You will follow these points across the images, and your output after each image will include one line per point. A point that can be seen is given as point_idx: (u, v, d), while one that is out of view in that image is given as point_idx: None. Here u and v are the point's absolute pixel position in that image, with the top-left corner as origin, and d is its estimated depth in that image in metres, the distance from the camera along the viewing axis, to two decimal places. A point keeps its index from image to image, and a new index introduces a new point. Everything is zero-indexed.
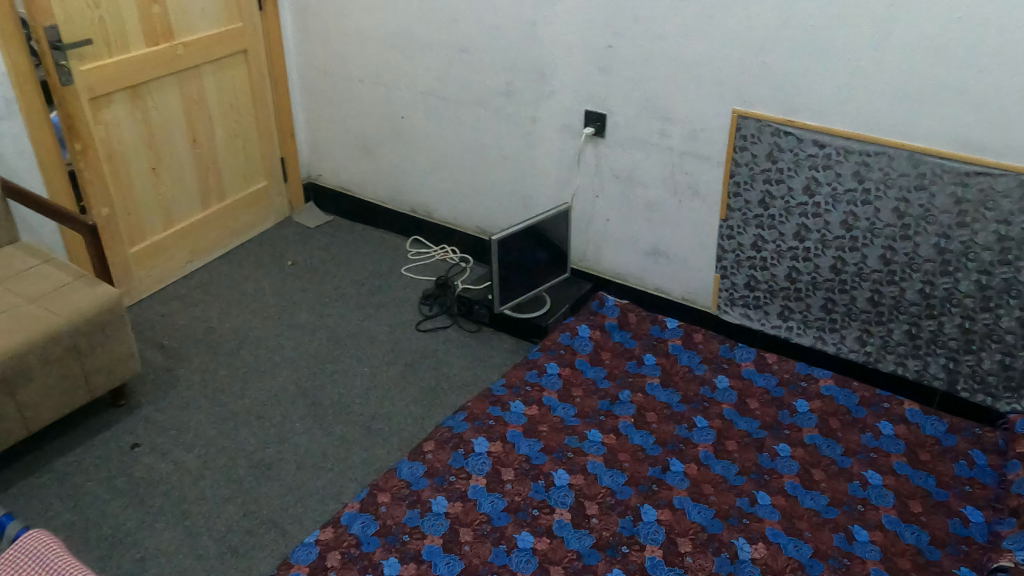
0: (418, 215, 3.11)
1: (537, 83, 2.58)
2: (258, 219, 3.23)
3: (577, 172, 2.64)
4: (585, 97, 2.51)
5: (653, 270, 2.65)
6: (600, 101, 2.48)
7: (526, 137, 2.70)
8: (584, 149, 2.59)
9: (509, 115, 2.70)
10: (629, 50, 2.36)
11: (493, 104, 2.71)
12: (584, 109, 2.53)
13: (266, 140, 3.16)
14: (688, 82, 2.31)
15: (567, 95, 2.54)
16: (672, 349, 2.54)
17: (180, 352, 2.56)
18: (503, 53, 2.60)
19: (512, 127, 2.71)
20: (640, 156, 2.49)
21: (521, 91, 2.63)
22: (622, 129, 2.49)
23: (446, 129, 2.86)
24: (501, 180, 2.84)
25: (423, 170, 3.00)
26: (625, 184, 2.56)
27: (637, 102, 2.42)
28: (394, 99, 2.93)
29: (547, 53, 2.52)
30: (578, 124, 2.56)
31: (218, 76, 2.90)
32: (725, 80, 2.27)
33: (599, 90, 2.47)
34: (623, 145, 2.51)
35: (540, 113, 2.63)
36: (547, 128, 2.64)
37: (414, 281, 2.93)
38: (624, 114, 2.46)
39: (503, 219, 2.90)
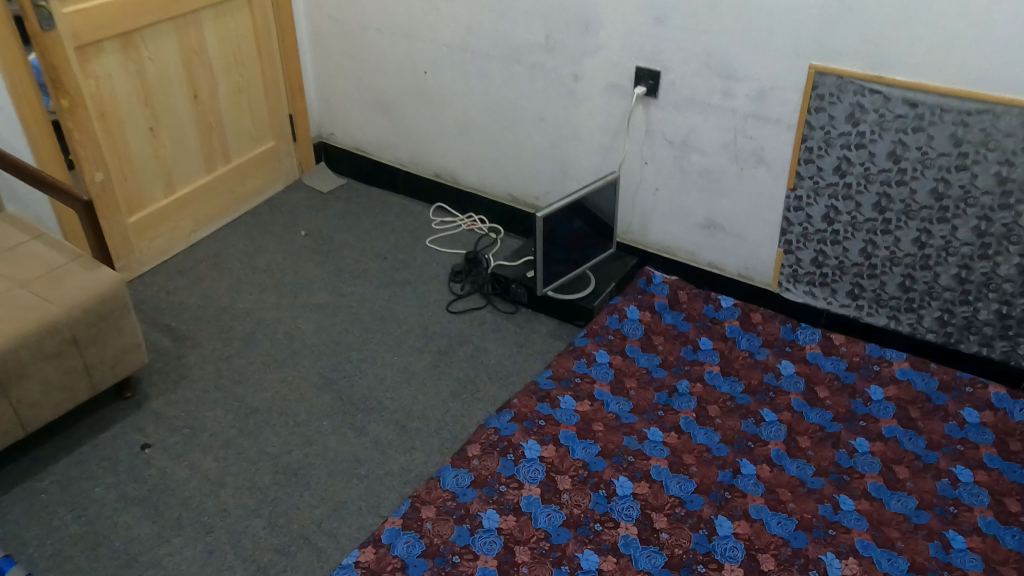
0: (442, 180, 2.85)
1: (580, 36, 2.26)
2: (267, 183, 2.96)
3: (624, 137, 2.34)
4: (637, 52, 2.19)
5: (707, 245, 2.37)
6: (654, 56, 2.16)
7: (566, 99, 2.40)
8: (633, 112, 2.28)
9: (547, 73, 2.39)
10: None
11: (530, 59, 2.40)
12: (634, 66, 2.21)
13: (273, 96, 2.87)
14: (757, 35, 1.98)
15: (615, 50, 2.22)
16: (729, 331, 2.29)
17: (188, 336, 2.31)
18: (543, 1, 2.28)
19: (551, 87, 2.41)
20: (697, 119, 2.19)
21: (562, 45, 2.31)
22: (678, 90, 2.17)
23: (476, 87, 2.57)
24: (537, 146, 2.55)
25: (450, 132, 2.73)
26: (679, 150, 2.27)
27: (696, 57, 2.10)
28: (418, 52, 2.64)
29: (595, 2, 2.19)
30: (627, 83, 2.24)
31: (218, 23, 2.57)
32: (803, 32, 1.92)
33: (653, 44, 2.15)
34: (678, 107, 2.20)
35: (584, 72, 2.32)
36: (592, 89, 2.33)
37: (440, 254, 2.68)
38: (680, 71, 2.15)
39: (537, 188, 2.63)
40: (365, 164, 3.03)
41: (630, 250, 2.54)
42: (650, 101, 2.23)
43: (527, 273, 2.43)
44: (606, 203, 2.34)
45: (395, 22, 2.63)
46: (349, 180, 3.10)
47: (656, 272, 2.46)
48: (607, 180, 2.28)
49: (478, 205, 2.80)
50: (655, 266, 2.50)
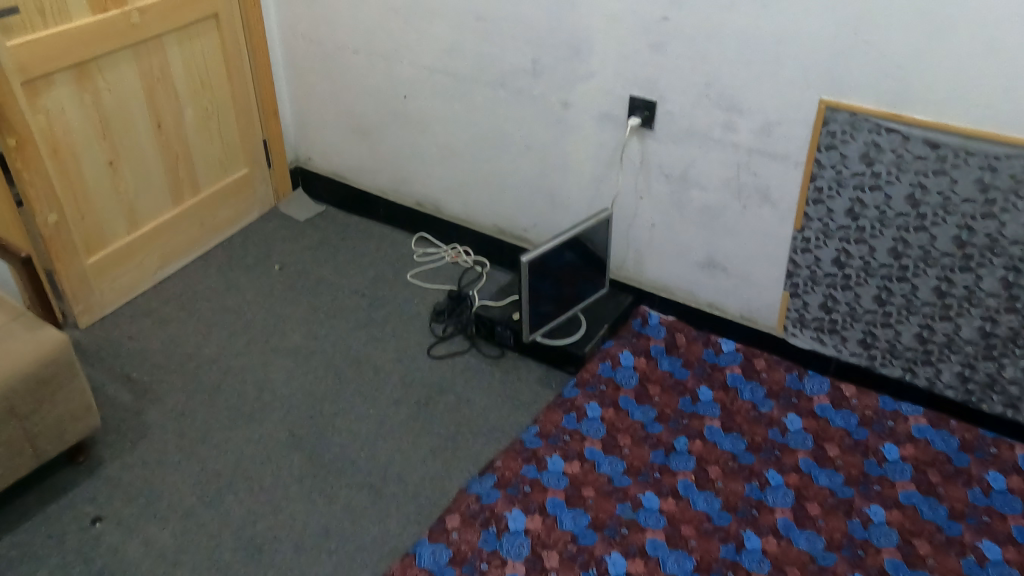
0: (426, 209, 2.67)
1: (570, 62, 2.09)
2: (240, 213, 2.79)
3: (618, 170, 2.18)
4: (631, 81, 2.02)
5: (707, 285, 2.21)
6: (650, 85, 2.00)
7: (555, 128, 2.22)
8: (628, 143, 2.12)
9: (534, 100, 2.21)
10: (689, 24, 1.88)
11: (516, 85, 2.22)
12: (629, 96, 2.04)
13: (244, 121, 2.70)
14: (764, 64, 1.84)
15: (608, 78, 2.06)
16: (730, 380, 2.14)
17: (150, 390, 2.15)
18: (529, 23, 2.10)
19: (538, 115, 2.23)
20: (697, 152, 2.02)
21: (549, 70, 2.13)
22: (677, 121, 2.01)
23: (459, 113, 2.39)
24: (524, 177, 2.38)
25: (432, 159, 2.55)
26: (677, 185, 2.10)
27: (696, 87, 1.95)
28: (396, 75, 2.46)
29: (585, 25, 2.01)
30: (621, 113, 2.08)
31: (185, 48, 2.41)
32: (812, 62, 1.79)
33: (649, 72, 1.99)
34: (676, 140, 2.04)
35: (573, 100, 2.14)
36: (583, 118, 2.16)
37: (422, 290, 2.52)
38: (679, 101, 1.99)
39: (525, 220, 2.45)
40: (344, 191, 2.86)
41: (625, 287, 2.38)
42: (647, 133, 2.07)
43: (513, 315, 2.25)
44: (599, 241, 2.17)
45: (372, 43, 2.45)
46: (328, 207, 2.93)
47: (652, 312, 2.32)
48: (599, 218, 2.12)
49: (463, 236, 2.63)
50: (650, 305, 2.34)
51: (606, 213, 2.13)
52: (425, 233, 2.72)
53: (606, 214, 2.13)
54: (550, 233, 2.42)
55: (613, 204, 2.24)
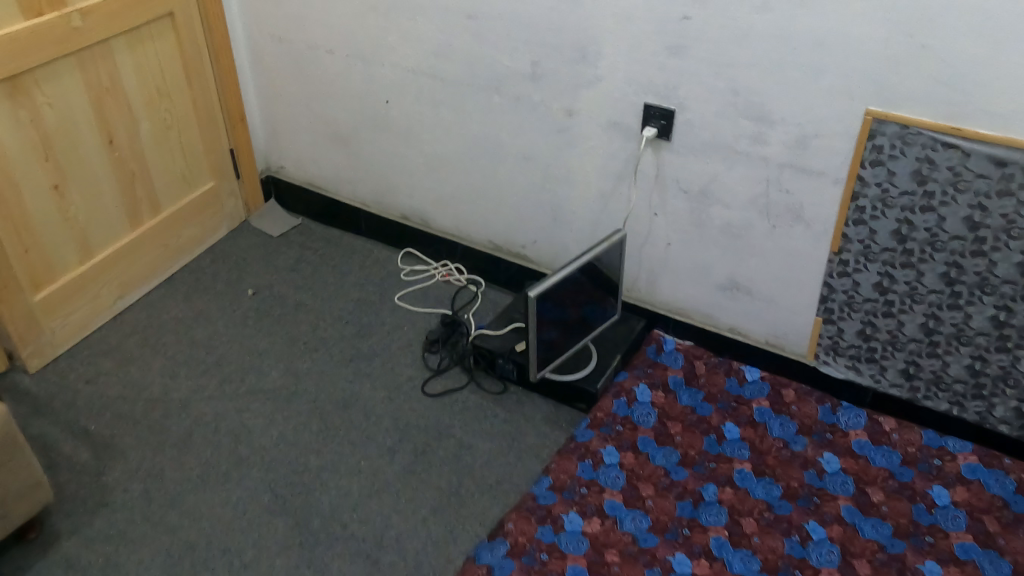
0: (412, 222, 2.43)
1: (575, 64, 1.84)
2: (207, 230, 2.54)
3: (628, 184, 1.94)
4: (646, 87, 1.78)
5: (728, 308, 2.00)
6: (668, 92, 1.77)
7: (557, 138, 1.98)
8: (642, 155, 1.88)
9: (534, 107, 1.96)
10: (716, 24, 1.65)
11: (512, 89, 1.97)
12: (643, 103, 1.81)
13: (208, 129, 2.44)
14: (802, 70, 1.63)
15: (618, 83, 1.81)
16: (757, 415, 1.95)
17: (111, 445, 1.91)
18: (527, 20, 1.84)
19: (539, 122, 1.98)
20: (720, 167, 1.81)
21: (551, 75, 1.89)
22: (697, 133, 1.79)
23: (448, 120, 2.14)
24: (522, 189, 2.12)
25: (418, 170, 2.29)
26: (697, 202, 1.88)
27: (722, 95, 1.72)
28: (377, 77, 2.21)
29: (593, 23, 1.76)
30: (634, 122, 1.84)
31: (135, 53, 2.14)
32: (856, 68, 1.59)
33: (667, 77, 1.75)
34: (696, 153, 1.81)
35: (579, 106, 1.90)
36: (589, 127, 1.91)
37: (412, 315, 2.28)
38: (702, 110, 1.76)
39: (524, 235, 2.20)
40: (321, 202, 2.60)
41: (637, 309, 2.15)
42: (664, 145, 1.84)
43: (516, 346, 2.03)
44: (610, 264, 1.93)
45: (348, 42, 2.20)
46: (304, 219, 2.68)
47: (667, 336, 2.11)
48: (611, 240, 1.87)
49: (455, 252, 2.38)
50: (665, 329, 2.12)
51: (617, 235, 1.88)
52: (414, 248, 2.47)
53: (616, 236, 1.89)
54: (553, 250, 2.18)
55: (624, 221, 2.00)
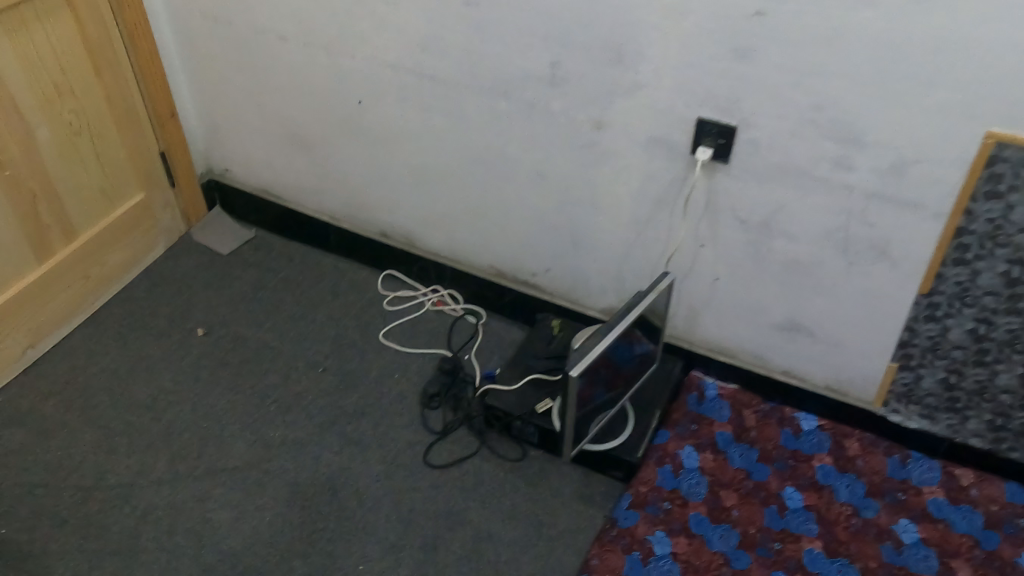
0: (393, 241, 2.06)
1: (609, 67, 1.46)
2: (138, 250, 2.09)
3: (669, 210, 1.59)
4: (701, 99, 1.42)
5: (783, 351, 1.70)
6: (729, 106, 1.40)
7: (580, 156, 1.61)
8: (690, 178, 1.52)
9: (553, 117, 1.58)
10: (805, 25, 1.26)
11: (525, 95, 1.58)
12: (696, 117, 1.44)
13: (128, 129, 1.96)
14: (908, 97, 1.27)
15: (666, 93, 1.44)
16: (820, 475, 1.67)
17: (32, 558, 1.52)
18: (547, 10, 1.44)
19: (558, 134, 1.60)
20: (789, 195, 1.47)
21: (576, 79, 1.50)
22: (763, 155, 1.43)
23: (439, 127, 1.74)
24: (533, 212, 1.76)
25: (403, 184, 1.92)
26: (757, 233, 1.54)
27: (799, 112, 1.36)
28: (346, 71, 1.79)
29: (636, 16, 1.37)
30: (683, 140, 1.48)
31: (18, 43, 1.64)
32: (981, 82, 1.21)
33: (730, 88, 1.38)
34: (761, 179, 1.47)
35: (611, 119, 1.52)
36: (625, 142, 1.54)
37: (402, 358, 1.93)
38: (772, 128, 1.40)
39: (535, 261, 1.85)
40: (282, 211, 2.20)
41: (670, 348, 1.85)
42: (719, 169, 1.48)
43: (537, 407, 1.70)
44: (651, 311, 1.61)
45: (308, 29, 1.76)
46: (258, 229, 2.28)
47: (707, 380, 1.80)
48: (656, 288, 1.54)
49: (446, 276, 2.03)
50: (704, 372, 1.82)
51: (664, 287, 1.56)
52: (397, 268, 2.11)
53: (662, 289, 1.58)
54: (570, 281, 1.84)
55: (664, 256, 1.67)
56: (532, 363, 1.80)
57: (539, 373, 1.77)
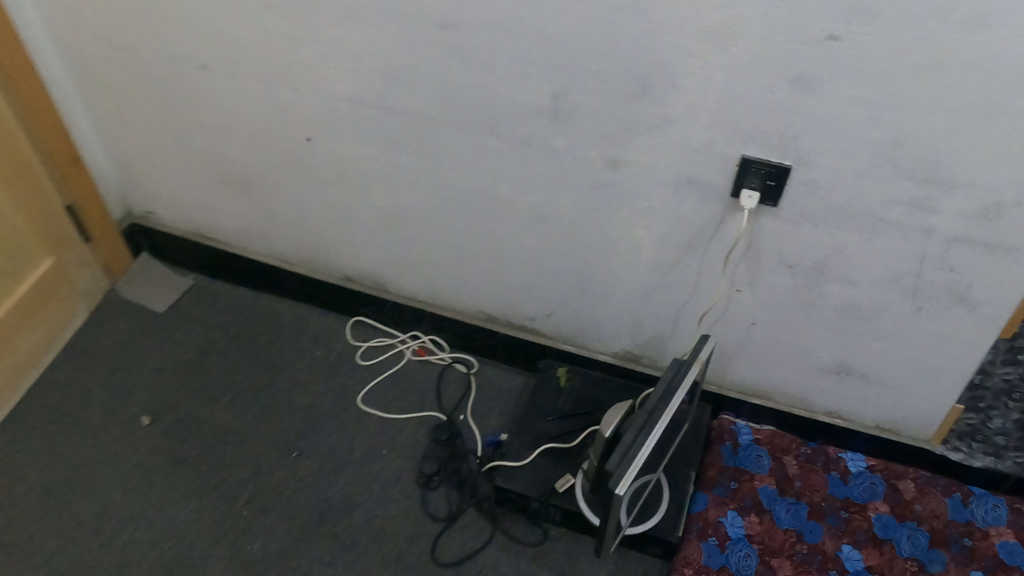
0: (361, 284, 1.77)
1: (628, 100, 1.17)
2: (58, 324, 1.78)
3: (701, 255, 1.33)
4: (748, 135, 1.16)
5: (832, 393, 1.49)
6: (783, 141, 1.16)
7: (587, 201, 1.32)
8: (729, 222, 1.27)
9: (557, 159, 1.28)
10: (891, 49, 1.03)
11: (519, 132, 1.27)
12: (740, 155, 1.19)
13: (25, 189, 1.61)
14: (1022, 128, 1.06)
15: (702, 129, 1.17)
16: (880, 528, 1.50)
17: None
18: (547, 34, 1.13)
19: (560, 177, 1.31)
20: (848, 240, 1.25)
21: (585, 114, 1.21)
22: (819, 195, 1.20)
23: (411, 167, 1.44)
24: (528, 259, 1.47)
25: (368, 227, 1.61)
26: (807, 280, 1.32)
27: (876, 148, 1.13)
28: (289, 104, 1.46)
29: (670, 42, 1.09)
30: (723, 181, 1.22)
31: None
32: None
33: (787, 122, 1.14)
34: (818, 221, 1.24)
35: (627, 158, 1.24)
36: (646, 185, 1.26)
37: (386, 428, 1.66)
38: (835, 166, 1.17)
39: (530, 305, 1.56)
40: (229, 254, 1.90)
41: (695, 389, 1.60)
42: (765, 212, 1.24)
43: (557, 484, 1.44)
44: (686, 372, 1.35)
45: (238, 56, 1.42)
46: (196, 274, 2.00)
47: (740, 424, 1.58)
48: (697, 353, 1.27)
49: (427, 321, 1.74)
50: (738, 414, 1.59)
51: (705, 347, 1.28)
52: (368, 313, 1.83)
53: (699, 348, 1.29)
54: (576, 326, 1.55)
55: (690, 302, 1.41)
56: (540, 425, 1.55)
57: (549, 438, 1.52)
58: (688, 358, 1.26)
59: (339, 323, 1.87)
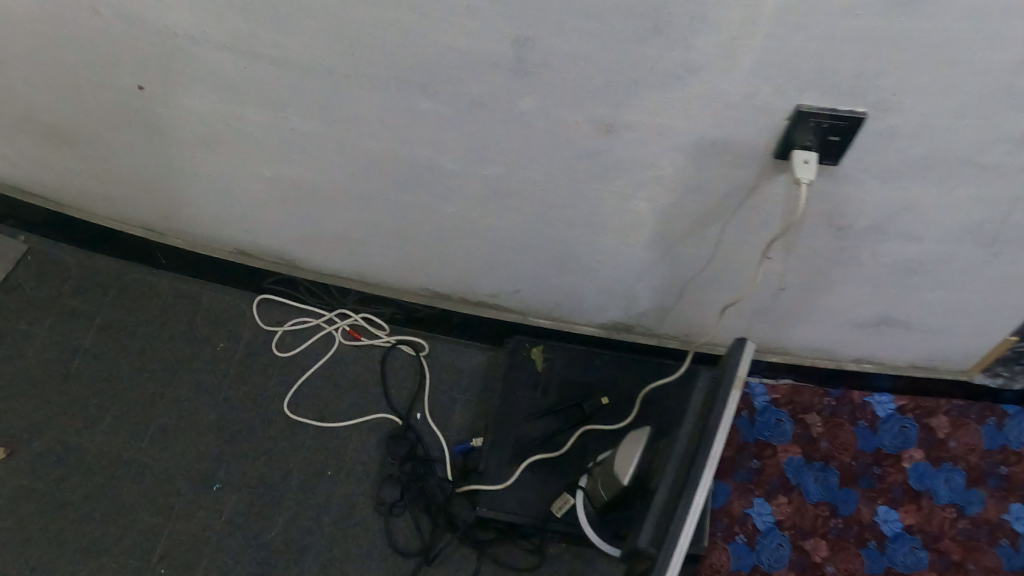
0: (259, 261, 1.37)
1: (639, 37, 0.74)
2: None
3: (725, 223, 0.98)
4: (813, 79, 0.77)
5: (863, 343, 1.23)
6: (856, 83, 0.77)
7: (568, 172, 0.93)
8: (766, 183, 0.91)
9: (525, 118, 0.87)
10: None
11: (466, 84, 0.84)
12: (794, 107, 0.81)
13: None
14: None
15: (745, 75, 0.77)
16: (915, 478, 1.28)
17: None
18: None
19: (528, 141, 0.90)
20: (922, 198, 0.92)
21: (567, 56, 0.78)
22: (894, 145, 0.85)
23: (306, 129, 1.00)
24: (482, 233, 1.09)
25: (261, 195, 1.18)
26: (858, 240, 1.00)
27: (995, 87, 0.77)
28: (97, 40, 0.97)
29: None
30: (764, 140, 0.85)
31: None
32: None
33: (870, 58, 0.74)
34: (889, 174, 0.89)
35: (632, 114, 0.83)
36: (656, 145, 0.87)
37: (325, 443, 1.33)
38: (929, 113, 0.80)
39: (492, 283, 1.20)
40: (78, 220, 1.45)
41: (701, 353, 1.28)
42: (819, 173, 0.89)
43: (557, 506, 1.16)
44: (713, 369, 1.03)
45: None
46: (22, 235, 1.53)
47: (755, 387, 1.34)
48: (735, 361, 0.95)
49: (355, 296, 1.36)
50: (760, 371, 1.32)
51: (740, 349, 0.96)
52: (276, 288, 1.43)
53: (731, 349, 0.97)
54: (551, 300, 1.21)
55: (704, 273, 1.08)
56: (523, 433, 1.23)
57: (537, 446, 1.22)
58: (725, 380, 0.93)
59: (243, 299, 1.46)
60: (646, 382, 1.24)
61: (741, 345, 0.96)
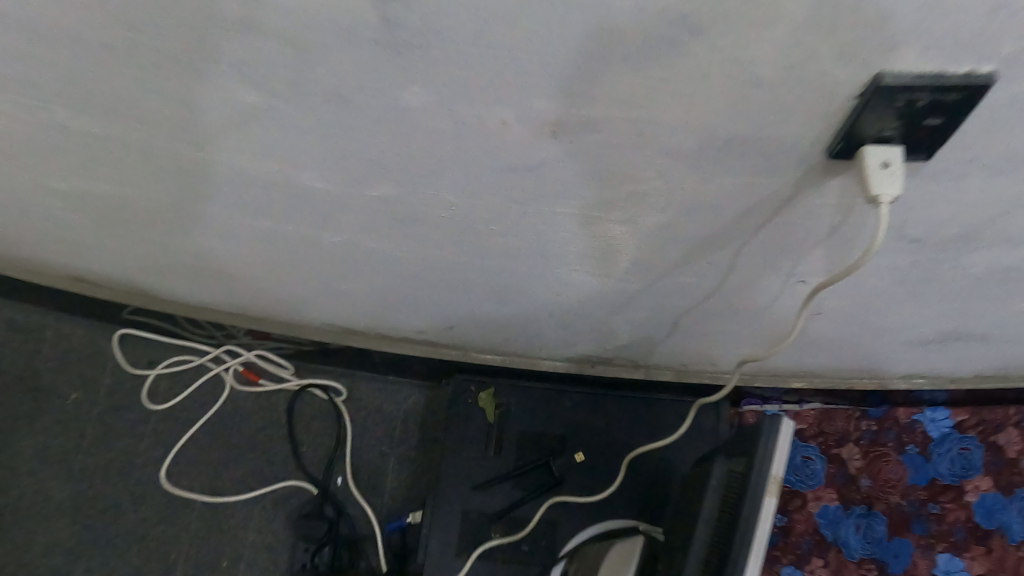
0: (89, 289, 0.98)
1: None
2: None
3: (749, 228, 0.61)
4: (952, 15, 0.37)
5: (916, 359, 0.90)
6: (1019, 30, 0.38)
7: (498, 164, 0.55)
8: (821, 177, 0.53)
9: (399, 94, 0.47)
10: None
11: (266, 44, 0.43)
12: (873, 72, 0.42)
13: None
14: None
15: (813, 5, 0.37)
16: (982, 515, 0.97)
17: None
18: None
19: (414, 126, 0.51)
20: None
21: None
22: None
23: (60, 147, 0.61)
24: (374, 248, 0.72)
25: (51, 228, 0.80)
26: (942, 250, 0.65)
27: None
28: None
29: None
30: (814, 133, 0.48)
31: None
32: None
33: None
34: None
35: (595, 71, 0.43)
36: (638, 135, 0.50)
37: (215, 526, 1.01)
38: None
39: (414, 305, 0.85)
40: None
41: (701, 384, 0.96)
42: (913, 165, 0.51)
43: None
44: (734, 441, 0.70)
45: None
46: None
47: (772, 413, 1.03)
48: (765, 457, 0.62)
49: (245, 329, 1.01)
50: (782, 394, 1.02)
51: (772, 436, 0.62)
52: (136, 324, 1.06)
53: (758, 431, 0.64)
54: (502, 325, 0.86)
55: (715, 291, 0.73)
56: (473, 508, 0.92)
57: (494, 525, 0.91)
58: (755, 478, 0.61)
59: (94, 331, 1.08)
60: (638, 424, 0.95)
61: (773, 427, 0.62)
